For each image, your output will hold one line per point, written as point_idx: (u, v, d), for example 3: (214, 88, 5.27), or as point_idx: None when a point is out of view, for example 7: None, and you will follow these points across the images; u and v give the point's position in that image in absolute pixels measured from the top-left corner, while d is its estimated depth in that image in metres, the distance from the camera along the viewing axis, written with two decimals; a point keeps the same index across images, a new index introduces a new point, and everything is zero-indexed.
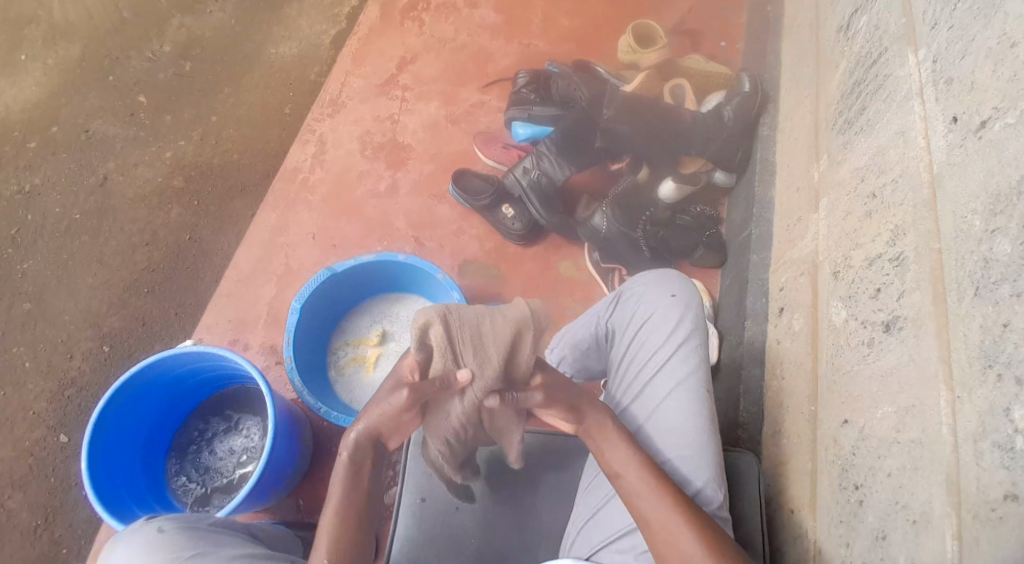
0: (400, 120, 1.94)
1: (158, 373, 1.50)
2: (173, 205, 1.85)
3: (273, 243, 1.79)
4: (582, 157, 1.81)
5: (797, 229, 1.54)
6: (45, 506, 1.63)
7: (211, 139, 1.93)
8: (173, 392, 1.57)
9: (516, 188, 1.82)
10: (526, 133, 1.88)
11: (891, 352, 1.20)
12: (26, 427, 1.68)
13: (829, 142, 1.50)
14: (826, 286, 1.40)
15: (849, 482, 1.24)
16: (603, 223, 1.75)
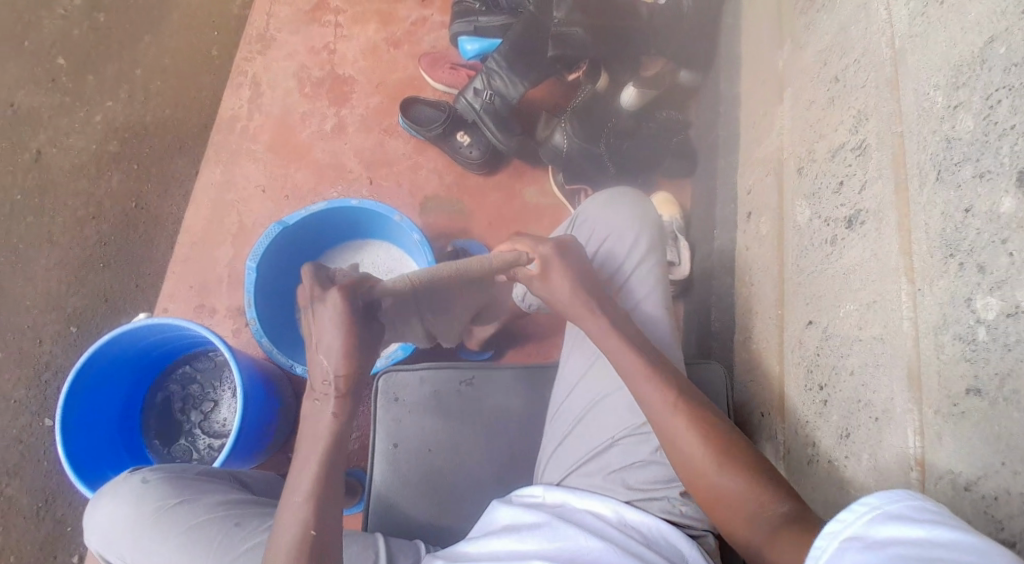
0: (339, 50, 1.83)
1: (130, 342, 1.36)
2: (113, 171, 1.80)
3: (223, 201, 1.73)
4: (538, 67, 1.65)
5: (762, 125, 1.46)
6: (43, 489, 1.61)
7: (139, 95, 1.85)
8: (145, 358, 1.44)
9: (470, 112, 1.71)
10: (475, 49, 1.76)
11: (854, 247, 1.12)
12: (10, 417, 1.65)
13: (792, 25, 1.39)
14: (792, 183, 1.32)
15: (815, 382, 1.17)
16: (563, 140, 1.64)
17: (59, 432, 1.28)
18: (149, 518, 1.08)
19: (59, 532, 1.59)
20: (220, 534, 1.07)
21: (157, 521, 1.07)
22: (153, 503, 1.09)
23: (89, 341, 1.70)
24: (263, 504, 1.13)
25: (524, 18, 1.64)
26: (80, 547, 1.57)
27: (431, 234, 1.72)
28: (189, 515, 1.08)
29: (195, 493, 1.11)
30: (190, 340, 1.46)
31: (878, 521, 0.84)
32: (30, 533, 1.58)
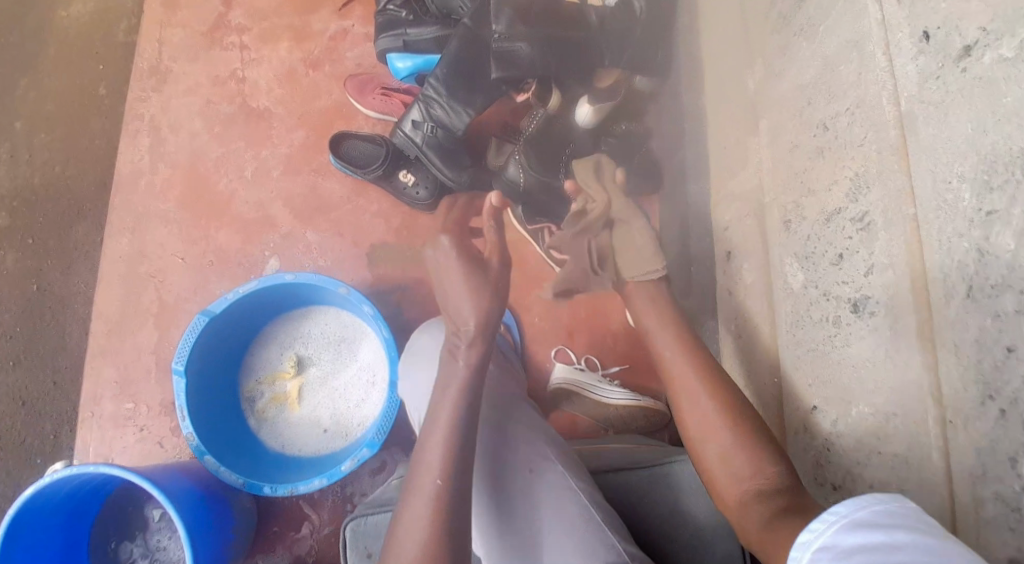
0: (247, 77, 1.57)
1: (50, 496, 1.22)
2: (5, 251, 1.58)
3: (135, 276, 1.53)
4: (486, 87, 1.47)
5: (738, 153, 1.27)
6: None
7: (22, 154, 1.58)
8: (74, 503, 1.29)
9: (411, 148, 1.51)
10: (407, 68, 1.53)
11: (861, 340, 0.97)
12: None
13: (766, 45, 1.19)
14: (778, 240, 1.15)
15: (826, 482, 1.02)
16: (519, 174, 1.49)
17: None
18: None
19: None
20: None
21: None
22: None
23: (13, 449, 1.54)
24: None
25: (459, 35, 1.46)
26: None
27: (382, 288, 1.54)
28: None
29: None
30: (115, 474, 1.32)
31: (845, 530, 0.79)
32: None
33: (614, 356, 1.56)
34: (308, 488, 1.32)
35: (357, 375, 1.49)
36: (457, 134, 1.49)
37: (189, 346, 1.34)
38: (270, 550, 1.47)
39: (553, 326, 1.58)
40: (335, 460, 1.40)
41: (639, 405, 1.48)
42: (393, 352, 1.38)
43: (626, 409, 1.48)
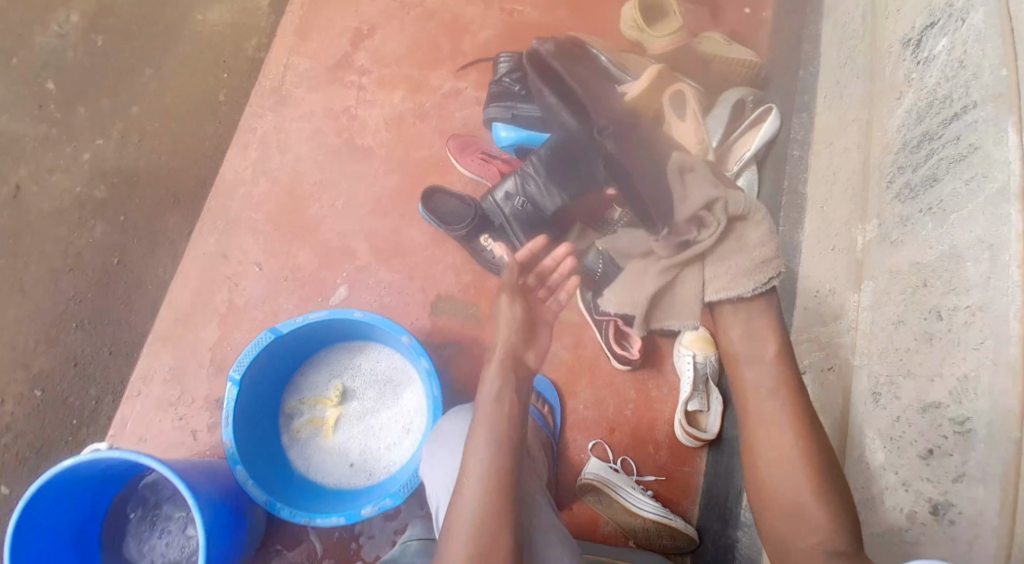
0: (358, 115, 1.69)
1: (76, 474, 1.17)
2: (96, 221, 1.63)
3: (213, 274, 1.57)
4: (586, 178, 1.50)
5: (831, 303, 1.27)
6: None
7: (134, 136, 1.70)
8: (106, 476, 1.24)
9: (497, 215, 1.55)
10: (510, 137, 1.61)
11: (936, 543, 0.95)
12: None
13: (881, 202, 1.22)
14: (861, 411, 1.11)
15: None
16: (597, 264, 1.50)
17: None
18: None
19: None
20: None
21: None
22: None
23: (47, 411, 1.52)
24: None
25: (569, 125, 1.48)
26: None
27: (441, 339, 1.56)
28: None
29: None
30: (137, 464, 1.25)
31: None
32: None
33: (651, 465, 1.56)
34: (325, 523, 1.31)
35: (394, 418, 1.48)
36: (546, 213, 1.53)
37: (237, 378, 1.34)
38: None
39: (596, 417, 1.58)
40: (353, 499, 1.40)
41: (666, 523, 1.46)
42: (435, 414, 1.37)
43: (653, 524, 1.45)
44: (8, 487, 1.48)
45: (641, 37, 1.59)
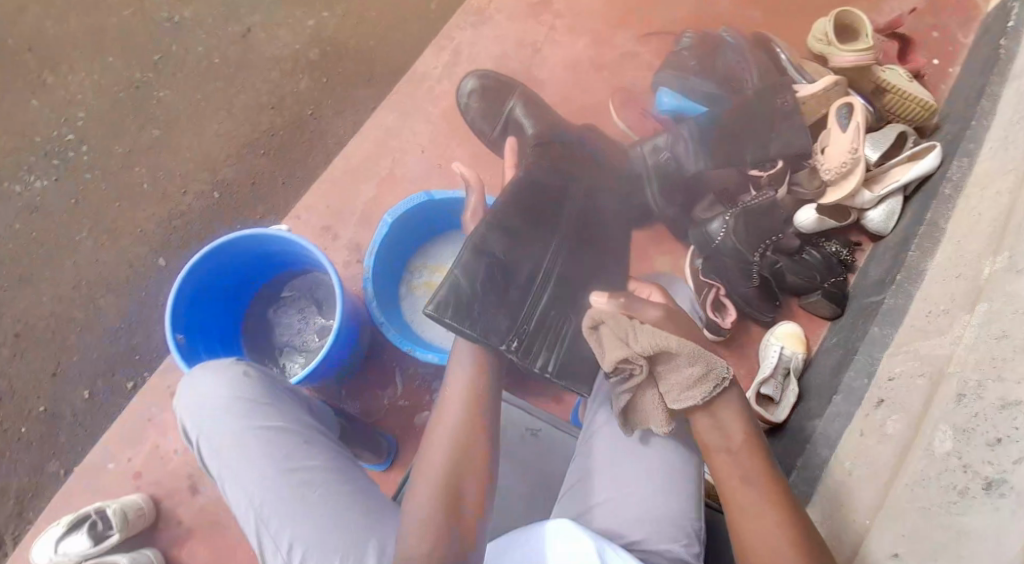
0: (541, 52, 1.69)
1: (250, 244, 1.37)
2: (303, 76, 1.82)
3: (384, 144, 1.72)
4: (738, 151, 1.45)
5: (939, 322, 1.25)
6: (131, 314, 1.71)
7: (354, 17, 1.84)
8: (264, 263, 1.44)
9: (638, 166, 1.50)
10: (670, 105, 1.56)
11: (981, 514, 1.01)
12: (131, 243, 1.75)
13: (1016, 239, 1.20)
14: (939, 408, 1.12)
15: None
16: (720, 231, 1.42)
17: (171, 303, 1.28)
18: (237, 404, 1.08)
19: (128, 356, 1.69)
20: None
21: (204, 444, 1.06)
22: (244, 392, 1.09)
23: (218, 211, 1.76)
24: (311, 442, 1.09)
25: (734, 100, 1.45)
26: (118, 395, 1.67)
27: None
28: (255, 518, 1.03)
29: (312, 447, 1.07)
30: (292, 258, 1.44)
31: None
32: (106, 348, 1.70)
33: None
34: (422, 358, 1.43)
35: None
36: (686, 174, 1.47)
37: (380, 236, 1.49)
38: (353, 392, 1.59)
39: None
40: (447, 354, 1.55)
41: None
42: None
43: None
44: (165, 262, 1.73)
45: (827, 49, 1.51)
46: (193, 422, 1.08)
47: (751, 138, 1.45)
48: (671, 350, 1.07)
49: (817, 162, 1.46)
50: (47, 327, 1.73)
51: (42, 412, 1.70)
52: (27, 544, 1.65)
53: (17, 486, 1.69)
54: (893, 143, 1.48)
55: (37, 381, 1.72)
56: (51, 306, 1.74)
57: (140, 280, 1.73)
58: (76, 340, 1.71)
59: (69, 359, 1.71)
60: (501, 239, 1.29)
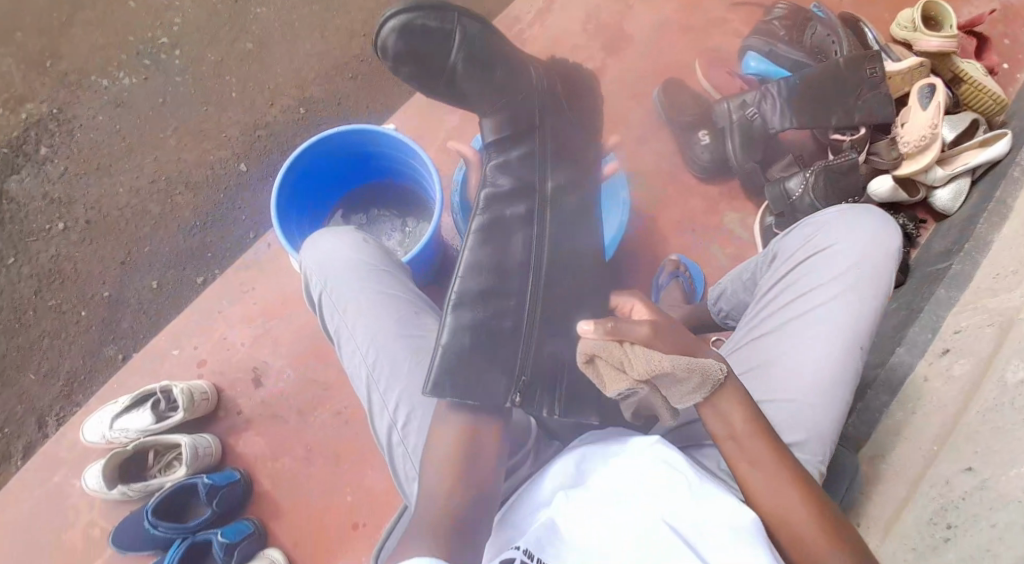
0: (631, 10, 1.77)
1: (355, 143, 1.58)
2: None
3: None
4: (823, 113, 1.52)
5: (1009, 281, 1.30)
6: (207, 212, 1.82)
7: None
8: (361, 166, 1.67)
9: (724, 119, 1.60)
10: (758, 68, 1.67)
11: None
12: (215, 144, 1.87)
13: None
14: (1011, 345, 1.19)
15: (943, 520, 1.13)
16: (798, 188, 1.52)
17: (288, 164, 1.49)
18: (364, 270, 1.32)
19: (201, 251, 1.79)
20: (391, 427, 1.23)
21: (337, 298, 1.29)
22: (372, 262, 1.33)
23: (302, 125, 1.88)
24: (397, 310, 1.29)
25: (826, 65, 1.52)
26: (186, 288, 1.77)
27: None
28: (372, 368, 1.25)
29: (414, 315, 1.29)
30: (383, 165, 1.66)
31: None
32: (181, 239, 1.80)
33: None
34: None
35: None
36: (769, 130, 1.55)
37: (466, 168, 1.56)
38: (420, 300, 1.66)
39: None
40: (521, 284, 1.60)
41: None
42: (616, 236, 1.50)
43: None
44: (247, 168, 1.85)
45: (913, 35, 1.60)
46: (326, 282, 1.31)
47: (838, 103, 1.52)
48: (667, 371, 1.03)
49: (897, 135, 1.53)
50: (121, 216, 1.83)
51: (105, 297, 1.77)
52: (75, 425, 1.65)
53: (69, 369, 1.72)
54: (966, 127, 1.54)
55: (104, 266, 1.79)
56: (128, 198, 1.84)
57: (220, 181, 1.84)
58: (150, 232, 1.81)
59: (140, 250, 1.80)
60: (473, 302, 1.23)
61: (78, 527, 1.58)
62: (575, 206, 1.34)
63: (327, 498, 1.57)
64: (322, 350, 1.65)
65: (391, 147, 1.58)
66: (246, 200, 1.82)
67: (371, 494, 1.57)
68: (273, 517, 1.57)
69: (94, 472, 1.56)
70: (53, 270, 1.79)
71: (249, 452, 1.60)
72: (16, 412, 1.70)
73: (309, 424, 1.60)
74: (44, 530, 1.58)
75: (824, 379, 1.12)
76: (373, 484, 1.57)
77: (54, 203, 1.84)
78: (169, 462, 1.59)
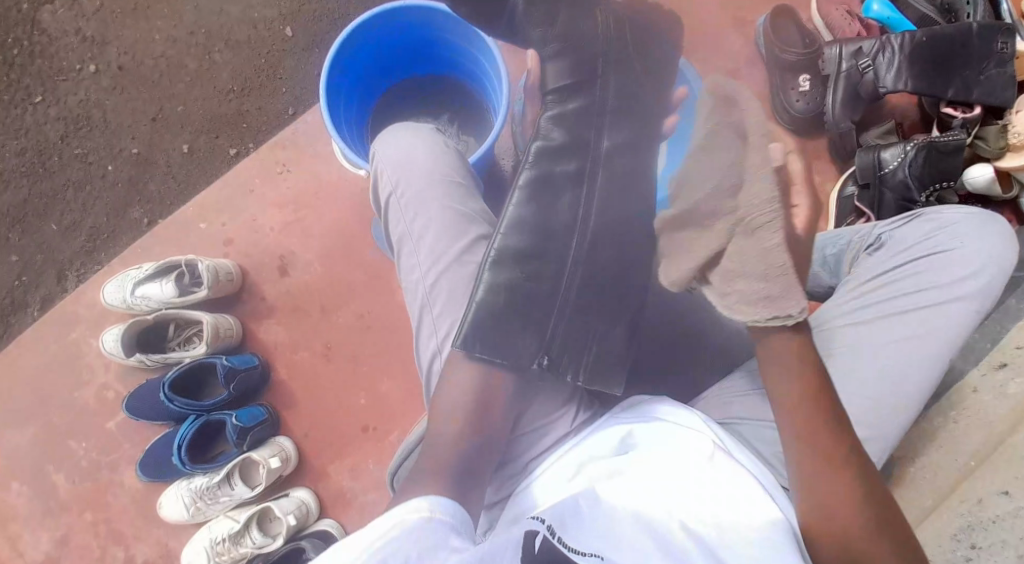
0: None
1: (422, 24, 1.46)
2: None
3: None
4: (940, 82, 1.48)
5: None
6: (246, 78, 1.71)
7: None
8: (419, 51, 1.54)
9: (832, 66, 1.54)
10: (878, 13, 1.60)
11: None
12: (262, 1, 1.72)
13: None
14: None
15: (966, 537, 1.25)
16: (893, 160, 1.48)
17: (346, 33, 1.38)
18: (431, 180, 1.24)
19: (237, 120, 1.70)
20: (437, 353, 1.19)
21: (405, 207, 1.24)
22: (448, 172, 1.25)
23: None
24: (456, 233, 1.22)
25: (959, 27, 1.47)
26: (218, 158, 1.69)
27: None
28: (428, 291, 1.20)
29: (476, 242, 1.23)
30: (446, 55, 1.55)
31: None
32: (217, 101, 1.71)
33: None
34: None
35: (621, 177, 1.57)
36: (880, 88, 1.50)
37: None
38: None
39: None
40: None
41: None
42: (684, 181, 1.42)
43: None
44: (293, 34, 1.72)
45: None
46: (394, 184, 1.25)
47: (960, 73, 1.47)
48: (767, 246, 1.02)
49: (1008, 123, 1.49)
50: (155, 68, 1.72)
51: (133, 155, 1.70)
52: (97, 283, 1.63)
53: (91, 225, 1.67)
54: None
55: (135, 120, 1.71)
56: (164, 48, 1.72)
57: (263, 41, 1.72)
58: (185, 90, 1.71)
59: (172, 108, 1.71)
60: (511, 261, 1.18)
61: (92, 388, 1.59)
62: (626, 170, 1.23)
63: (342, 398, 1.58)
64: (350, 249, 1.62)
65: (459, 36, 1.46)
66: (293, 69, 1.71)
67: (388, 399, 1.58)
68: (287, 408, 1.58)
69: (112, 337, 1.54)
70: (82, 114, 1.71)
71: (271, 338, 1.60)
72: (36, 261, 1.67)
73: (331, 321, 1.60)
74: (59, 385, 1.59)
75: (904, 380, 1.10)
76: (387, 391, 1.58)
77: (87, 42, 1.72)
78: (189, 338, 1.57)
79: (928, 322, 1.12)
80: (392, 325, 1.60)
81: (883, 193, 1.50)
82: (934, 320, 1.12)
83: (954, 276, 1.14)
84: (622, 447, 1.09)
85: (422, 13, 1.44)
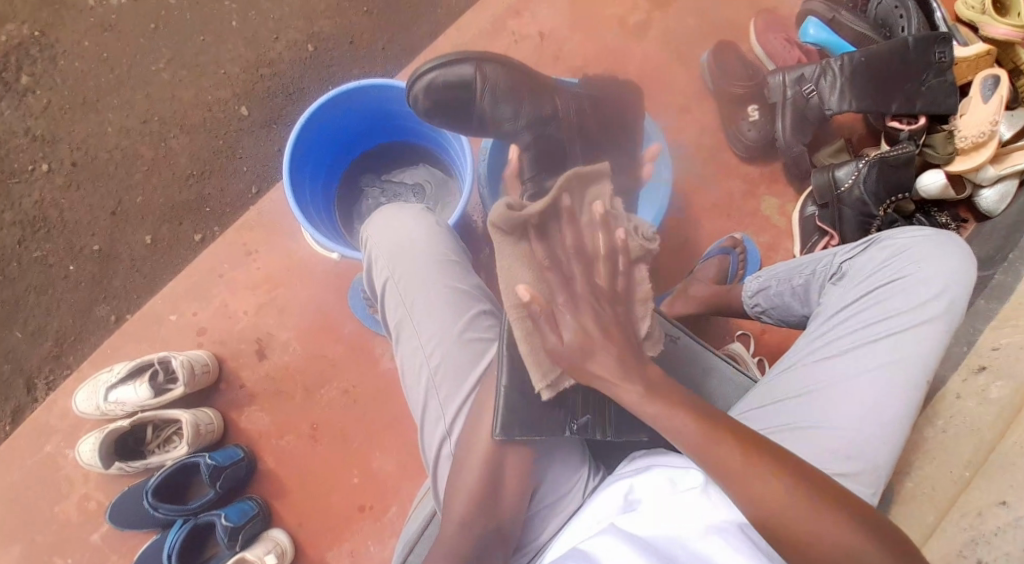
0: None
1: (374, 101, 1.47)
2: None
3: (501, 26, 1.72)
4: (885, 98, 1.52)
5: None
6: (205, 163, 1.69)
7: None
8: (375, 125, 1.56)
9: (778, 92, 1.59)
10: (817, 36, 1.64)
11: None
12: (214, 86, 1.71)
13: None
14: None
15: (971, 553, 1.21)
16: (848, 178, 1.51)
17: (304, 117, 1.38)
18: (420, 265, 1.22)
19: (199, 205, 1.68)
20: (442, 438, 1.16)
21: (405, 293, 1.21)
22: (440, 255, 1.24)
23: (307, 68, 1.72)
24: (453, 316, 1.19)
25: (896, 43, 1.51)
26: (183, 246, 1.66)
27: None
28: (432, 375, 1.17)
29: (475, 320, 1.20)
30: (402, 125, 1.57)
31: None
32: (177, 189, 1.68)
33: None
34: None
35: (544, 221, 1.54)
36: (825, 109, 1.54)
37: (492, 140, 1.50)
38: None
39: None
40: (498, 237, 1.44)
41: None
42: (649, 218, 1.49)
43: None
44: (246, 113, 1.71)
45: (980, 17, 1.58)
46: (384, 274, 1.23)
47: (902, 87, 1.52)
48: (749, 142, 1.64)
49: (953, 128, 1.53)
50: (109, 161, 1.69)
51: (94, 252, 1.66)
52: (69, 390, 1.58)
53: (58, 329, 1.64)
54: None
55: (92, 217, 1.67)
56: (116, 141, 1.70)
57: (217, 123, 1.71)
58: (142, 181, 1.69)
59: (131, 201, 1.68)
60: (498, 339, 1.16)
61: (74, 497, 1.54)
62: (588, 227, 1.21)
63: (336, 476, 1.55)
64: (326, 323, 1.60)
65: (415, 108, 1.48)
66: (252, 150, 1.69)
67: (381, 471, 1.55)
68: (279, 494, 1.54)
69: (89, 446, 1.49)
70: (38, 217, 1.67)
71: (255, 425, 1.57)
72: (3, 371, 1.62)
73: (316, 401, 1.57)
74: (40, 498, 1.54)
75: (889, 410, 1.12)
76: (380, 465, 1.55)
77: (37, 142, 1.69)
78: (170, 436, 1.54)
79: (898, 348, 1.15)
80: (378, 393, 1.58)
81: (844, 209, 1.52)
82: (906, 344, 1.15)
83: (915, 301, 1.17)
84: (627, 505, 1.04)
85: (375, 93, 1.45)
